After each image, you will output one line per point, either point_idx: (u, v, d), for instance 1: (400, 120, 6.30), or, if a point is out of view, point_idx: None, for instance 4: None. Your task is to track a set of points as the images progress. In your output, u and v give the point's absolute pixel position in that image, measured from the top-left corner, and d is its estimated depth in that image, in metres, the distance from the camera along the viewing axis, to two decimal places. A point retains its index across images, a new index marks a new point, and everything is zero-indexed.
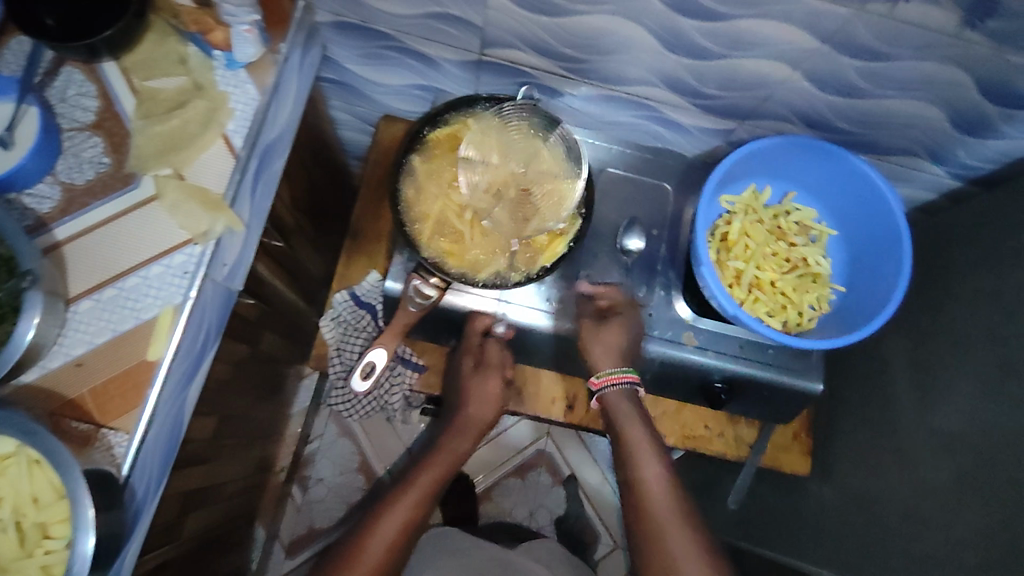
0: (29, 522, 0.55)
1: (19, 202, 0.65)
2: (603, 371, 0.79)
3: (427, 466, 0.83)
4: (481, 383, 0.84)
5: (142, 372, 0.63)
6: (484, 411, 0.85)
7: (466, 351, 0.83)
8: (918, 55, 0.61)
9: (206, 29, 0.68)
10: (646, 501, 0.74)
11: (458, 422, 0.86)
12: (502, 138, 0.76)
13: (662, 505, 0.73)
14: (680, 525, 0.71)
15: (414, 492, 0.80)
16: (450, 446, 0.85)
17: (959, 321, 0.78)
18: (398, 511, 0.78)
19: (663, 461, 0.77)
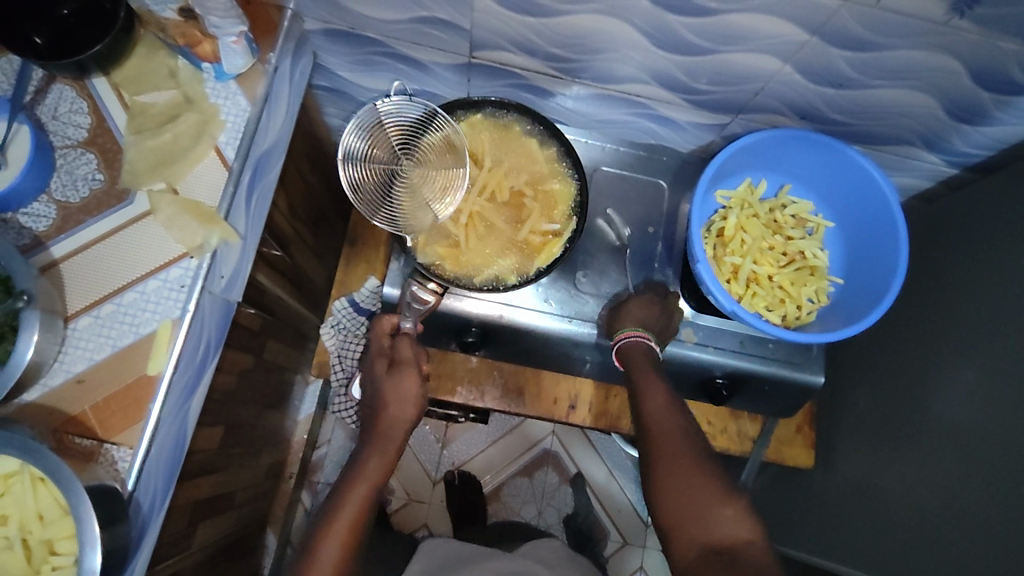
0: (35, 539, 0.56)
1: (15, 221, 0.65)
2: (624, 326, 0.76)
3: (355, 475, 0.67)
4: (395, 383, 0.73)
5: (143, 387, 0.63)
6: (406, 411, 0.72)
7: (376, 355, 0.76)
8: (908, 44, 0.60)
9: (193, 42, 0.67)
10: (657, 429, 0.66)
11: (376, 429, 0.71)
12: (377, 136, 0.75)
13: (675, 429, 0.65)
14: (691, 447, 0.63)
15: (350, 505, 0.65)
16: (374, 454, 0.69)
17: (959, 310, 0.77)
18: (336, 528, 0.63)
19: (669, 390, 0.69)
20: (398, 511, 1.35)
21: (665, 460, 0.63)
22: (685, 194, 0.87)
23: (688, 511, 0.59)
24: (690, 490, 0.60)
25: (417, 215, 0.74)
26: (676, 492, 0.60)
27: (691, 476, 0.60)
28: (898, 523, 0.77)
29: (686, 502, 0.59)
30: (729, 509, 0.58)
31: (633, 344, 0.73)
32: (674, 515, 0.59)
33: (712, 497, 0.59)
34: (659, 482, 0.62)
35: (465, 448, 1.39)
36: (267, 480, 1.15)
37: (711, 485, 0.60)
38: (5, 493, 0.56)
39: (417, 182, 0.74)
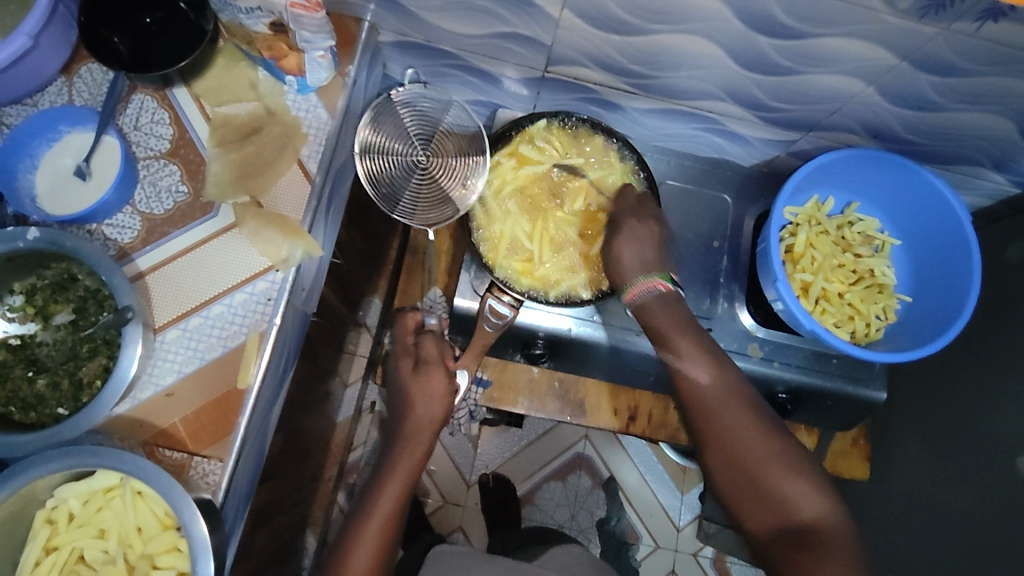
0: (137, 554, 0.56)
1: (100, 232, 0.65)
2: (633, 279, 0.71)
3: (388, 478, 0.71)
4: (423, 381, 0.74)
5: (232, 400, 0.64)
6: (433, 410, 0.74)
7: (401, 354, 0.78)
8: (1000, 71, 0.60)
9: (279, 55, 0.68)
10: (703, 397, 0.66)
11: (407, 429, 0.74)
12: (392, 126, 0.77)
13: (725, 400, 0.65)
14: (745, 420, 0.64)
15: (383, 505, 0.69)
16: (404, 455, 0.73)
17: (1020, 327, 0.78)
18: (369, 530, 0.67)
19: (707, 352, 0.67)
20: (433, 513, 1.33)
21: (723, 441, 0.64)
22: (749, 208, 0.87)
23: (756, 490, 0.63)
24: (755, 472, 0.63)
25: (432, 207, 0.78)
26: (741, 474, 0.63)
27: (752, 458, 0.63)
28: (963, 539, 0.79)
29: (753, 485, 0.63)
30: (795, 481, 0.61)
31: (654, 302, 0.69)
32: (742, 495, 0.63)
33: (776, 473, 0.62)
34: (721, 463, 0.65)
35: (497, 452, 1.37)
36: (310, 483, 1.14)
37: (774, 462, 0.62)
38: (105, 507, 0.57)
39: (433, 176, 0.78)
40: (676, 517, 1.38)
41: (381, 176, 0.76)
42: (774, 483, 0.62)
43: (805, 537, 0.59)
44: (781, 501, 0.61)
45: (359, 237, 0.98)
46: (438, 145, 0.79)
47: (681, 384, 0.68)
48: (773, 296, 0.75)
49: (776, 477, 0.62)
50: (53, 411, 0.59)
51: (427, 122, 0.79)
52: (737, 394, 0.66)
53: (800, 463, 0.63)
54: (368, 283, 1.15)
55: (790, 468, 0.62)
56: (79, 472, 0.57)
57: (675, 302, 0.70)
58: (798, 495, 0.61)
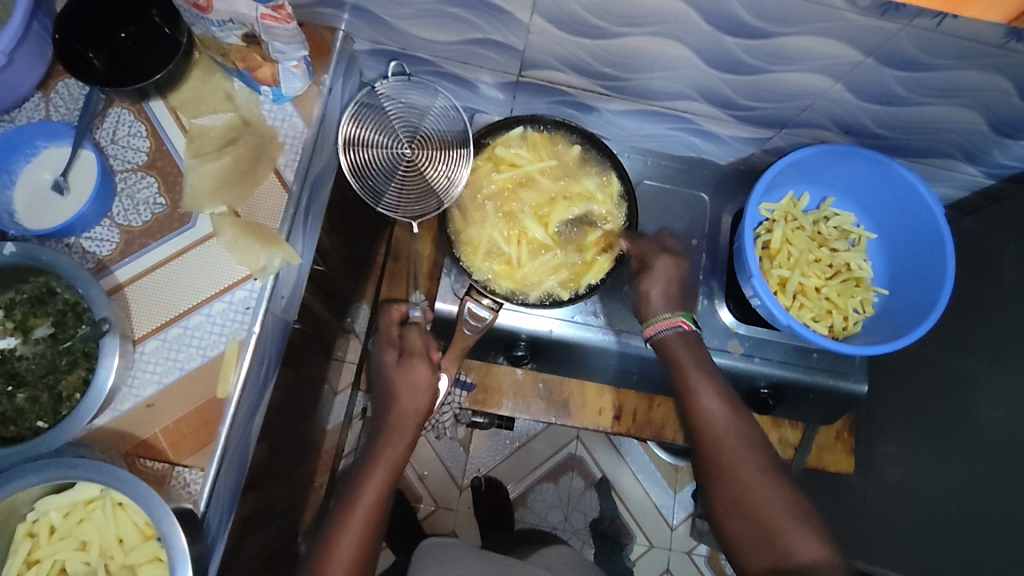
0: (118, 564, 0.57)
1: (79, 245, 0.65)
2: (655, 316, 0.74)
3: (372, 469, 0.71)
4: (407, 373, 0.75)
5: (212, 408, 0.64)
6: (418, 402, 0.75)
7: (386, 345, 0.78)
8: (963, 64, 0.61)
9: (253, 66, 0.67)
10: (714, 440, 0.68)
11: (391, 420, 0.74)
12: (380, 122, 0.81)
13: (734, 441, 0.67)
14: (755, 465, 0.66)
15: (368, 496, 0.69)
16: (389, 446, 0.73)
17: (997, 316, 0.79)
18: (353, 520, 0.68)
19: (724, 396, 0.69)
20: (425, 519, 1.33)
21: (733, 483, 0.65)
22: (727, 206, 0.88)
23: (762, 536, 0.62)
24: (762, 517, 0.63)
25: (418, 198, 0.81)
26: (749, 520, 0.64)
27: (761, 504, 0.63)
28: (946, 527, 0.79)
29: (759, 530, 0.63)
30: (798, 530, 0.62)
31: (674, 338, 0.72)
32: (748, 539, 0.63)
33: (780, 520, 0.62)
34: (727, 504, 0.65)
35: (490, 456, 1.37)
36: (300, 491, 1.14)
37: (779, 508, 0.63)
38: (86, 518, 0.57)
39: (418, 169, 0.81)
40: (670, 515, 1.38)
41: (366, 168, 0.80)
42: (780, 529, 0.62)
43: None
44: (783, 547, 0.61)
45: (343, 244, 0.99)
46: (423, 138, 0.82)
47: (694, 424, 0.69)
48: (751, 293, 0.75)
49: (781, 525, 0.62)
50: (32, 424, 0.59)
51: (412, 116, 0.82)
52: (749, 437, 0.68)
53: (804, 512, 0.63)
54: (355, 290, 1.15)
55: (794, 517, 0.63)
56: (59, 485, 0.57)
57: (692, 340, 0.72)
58: (801, 543, 0.61)
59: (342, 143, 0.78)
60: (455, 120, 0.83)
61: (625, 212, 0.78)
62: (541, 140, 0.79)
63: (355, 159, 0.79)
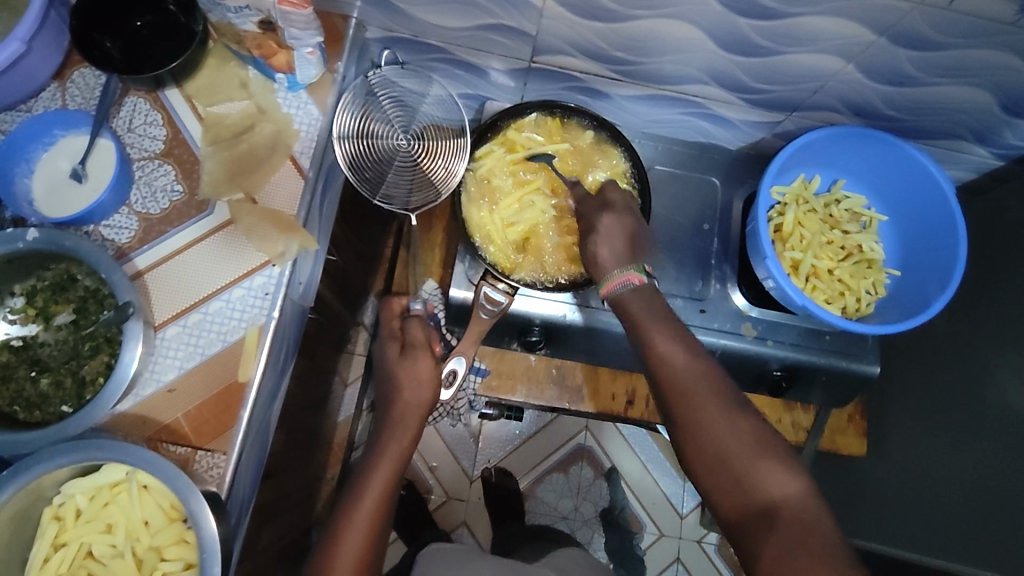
0: (145, 547, 0.57)
1: (98, 233, 0.66)
2: (609, 273, 0.69)
3: (377, 463, 0.71)
4: (410, 365, 0.76)
5: (233, 393, 0.64)
6: (421, 395, 0.75)
7: (388, 338, 0.80)
8: (975, 42, 0.61)
9: (268, 53, 0.68)
10: (670, 378, 0.62)
11: (394, 415, 0.75)
12: (375, 114, 0.80)
13: (689, 374, 0.61)
14: (721, 408, 0.60)
15: (373, 490, 0.69)
16: (395, 441, 0.73)
17: (1008, 296, 0.79)
18: (360, 516, 0.67)
19: (689, 347, 0.64)
20: (436, 510, 1.34)
21: (694, 428, 0.60)
22: (737, 191, 0.88)
23: (730, 465, 0.57)
24: (727, 455, 0.58)
25: (415, 190, 0.83)
26: (714, 461, 0.58)
27: (731, 450, 0.58)
28: (953, 508, 0.80)
29: (726, 472, 0.58)
30: (767, 465, 0.56)
31: (630, 297, 0.67)
32: (717, 479, 0.58)
33: (745, 456, 0.57)
34: (687, 436, 0.60)
35: (499, 447, 1.38)
36: (313, 482, 1.15)
37: (746, 444, 0.58)
38: (111, 502, 0.57)
39: (414, 160, 0.83)
40: (679, 504, 1.39)
41: (361, 161, 0.79)
42: (745, 467, 0.57)
43: (777, 518, 0.54)
44: (752, 488, 0.56)
45: (353, 235, 0.99)
46: (420, 131, 0.83)
47: (653, 369, 0.64)
48: (764, 274, 0.76)
49: (745, 465, 0.57)
50: (57, 409, 0.59)
51: (406, 110, 0.83)
52: (710, 375, 0.62)
53: (774, 447, 0.58)
54: (365, 281, 1.15)
55: (761, 450, 0.57)
56: (85, 468, 0.57)
57: (652, 293, 0.67)
58: (772, 478, 0.56)
59: (343, 138, 0.76)
60: (450, 113, 0.84)
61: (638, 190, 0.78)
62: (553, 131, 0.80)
63: (351, 151, 0.78)
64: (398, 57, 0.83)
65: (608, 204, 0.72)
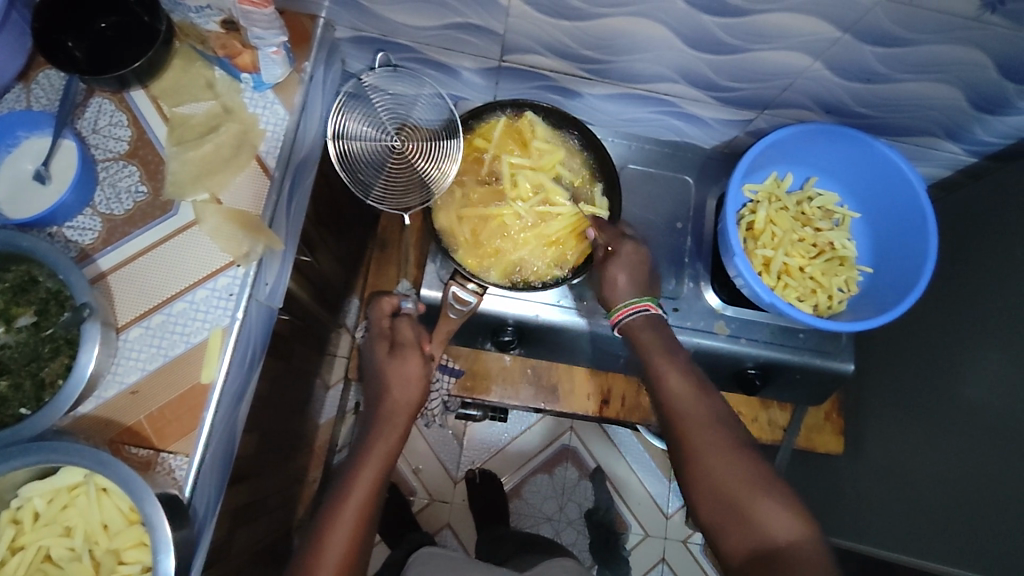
0: (103, 550, 0.56)
1: (61, 234, 0.66)
2: (620, 302, 0.72)
3: (364, 462, 0.71)
4: (399, 365, 0.75)
5: (197, 395, 0.64)
6: (410, 394, 0.74)
7: (377, 338, 0.78)
8: (939, 38, 0.61)
9: (233, 53, 0.68)
10: (676, 415, 0.65)
11: (382, 413, 0.74)
12: (366, 115, 0.81)
13: (693, 413, 0.64)
14: (722, 440, 0.62)
15: (359, 489, 0.68)
16: (381, 440, 0.72)
17: (981, 292, 0.79)
18: (346, 517, 0.67)
19: (690, 375, 0.67)
20: (420, 512, 1.33)
21: (699, 466, 0.62)
22: (711, 189, 0.88)
23: (730, 501, 0.59)
24: (731, 494, 0.60)
25: (408, 190, 0.81)
26: (719, 502, 0.60)
27: (731, 483, 0.60)
28: (928, 506, 0.80)
29: (728, 511, 0.59)
30: (768, 502, 0.58)
31: (640, 324, 0.71)
32: (721, 519, 0.60)
33: (749, 493, 0.59)
34: (691, 476, 0.62)
35: (483, 449, 1.37)
36: (294, 486, 1.14)
37: (746, 481, 0.60)
38: (69, 505, 0.57)
39: (407, 160, 0.81)
40: (664, 504, 1.38)
41: (355, 160, 0.80)
42: (749, 505, 0.58)
43: (780, 561, 0.55)
44: (756, 527, 0.57)
45: (331, 236, 0.98)
46: (412, 129, 0.82)
47: (659, 399, 0.67)
48: (734, 273, 0.75)
49: (748, 499, 0.59)
50: (15, 411, 0.59)
51: (400, 106, 0.82)
52: (714, 413, 0.64)
53: (775, 483, 0.60)
54: (346, 283, 1.15)
55: (765, 489, 0.59)
56: (43, 470, 0.57)
57: (656, 322, 0.71)
58: (773, 516, 0.57)
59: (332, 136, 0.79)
60: (441, 110, 0.82)
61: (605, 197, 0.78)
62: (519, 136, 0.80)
63: (343, 150, 0.79)
64: (392, 61, 0.82)
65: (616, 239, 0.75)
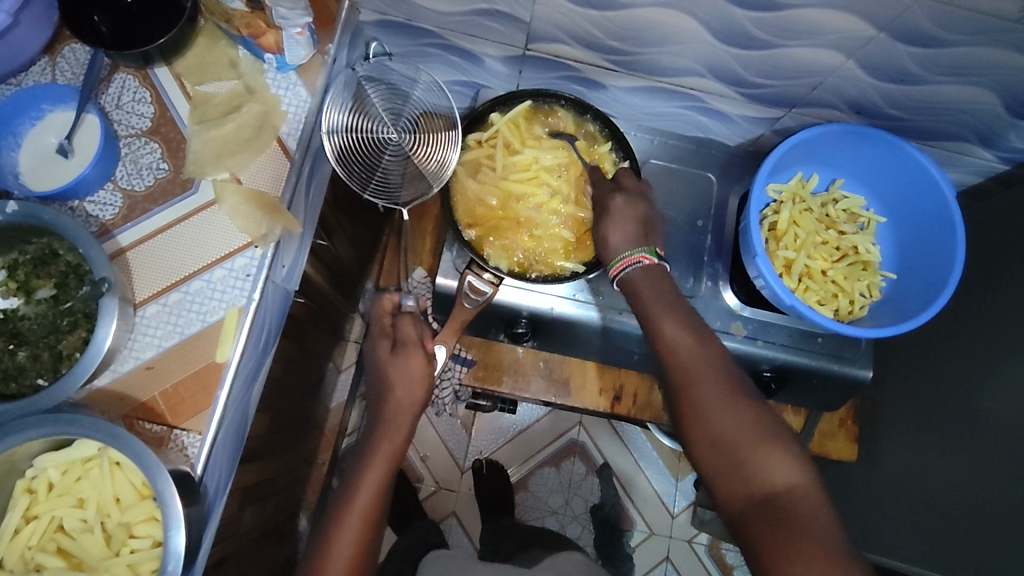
0: (114, 523, 0.57)
1: (82, 209, 0.66)
2: (616, 256, 0.69)
3: (371, 461, 0.70)
4: (403, 363, 0.74)
5: (210, 374, 0.64)
6: (413, 392, 0.73)
7: (379, 336, 0.77)
8: (976, 40, 0.59)
9: (257, 33, 0.68)
10: (680, 372, 0.63)
11: (386, 413, 0.73)
12: (371, 106, 0.79)
13: (698, 369, 0.62)
14: (722, 394, 0.61)
15: (368, 489, 0.69)
16: (387, 437, 0.72)
17: (1007, 303, 0.77)
18: (357, 515, 0.67)
19: (690, 323, 0.65)
20: (426, 499, 1.34)
21: (699, 411, 0.61)
22: (734, 187, 0.86)
23: (728, 458, 0.59)
24: (731, 442, 0.59)
25: (406, 183, 0.80)
26: (719, 450, 0.59)
27: (734, 436, 0.59)
28: (938, 519, 0.79)
29: (729, 461, 0.58)
30: (769, 453, 0.57)
31: (636, 276, 0.67)
32: (716, 462, 0.59)
33: (751, 444, 0.58)
34: (690, 420, 0.61)
35: (491, 439, 1.37)
36: (303, 468, 1.15)
37: (749, 432, 0.59)
38: (83, 478, 0.57)
39: (404, 153, 0.79)
40: (671, 503, 1.38)
41: (349, 155, 0.76)
42: (749, 455, 0.58)
43: (775, 506, 0.55)
44: (757, 475, 0.57)
45: (348, 221, 0.98)
46: (410, 121, 0.80)
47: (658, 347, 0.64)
48: (755, 273, 0.74)
49: (750, 451, 0.58)
50: (32, 382, 0.59)
51: (396, 99, 0.80)
52: (718, 365, 0.63)
53: (778, 436, 0.59)
54: (362, 269, 1.15)
55: (761, 438, 0.58)
56: (58, 442, 0.57)
57: (656, 276, 0.68)
58: (771, 467, 0.57)
59: (329, 128, 0.74)
60: (438, 100, 0.82)
61: (626, 165, 0.77)
62: (521, 122, 0.79)
63: (339, 143, 0.76)
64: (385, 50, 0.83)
65: (621, 187, 0.73)
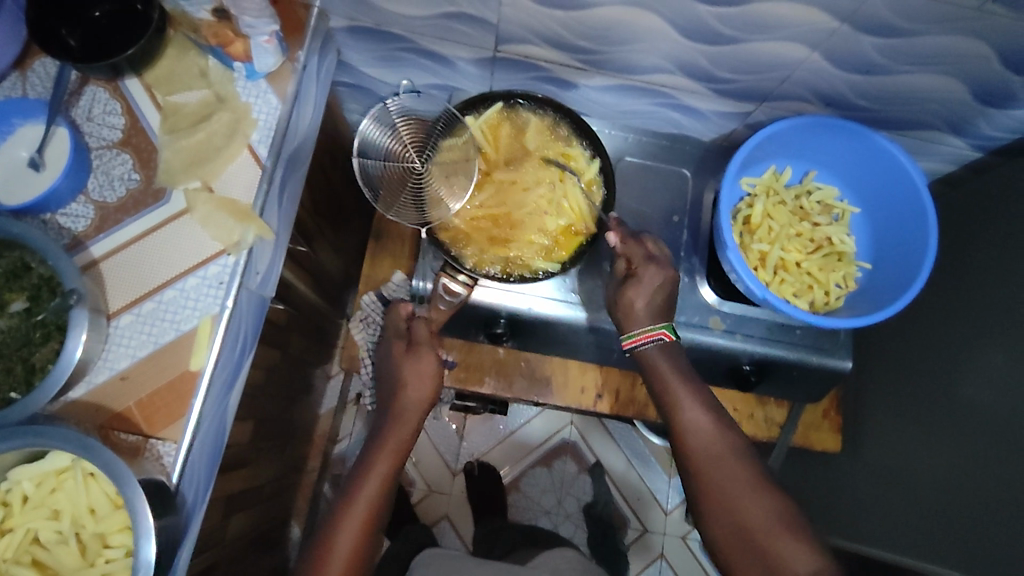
0: (89, 533, 0.57)
1: (55, 222, 0.66)
2: (637, 328, 0.72)
3: (375, 460, 0.71)
4: (415, 362, 0.74)
5: (185, 382, 0.64)
6: (422, 391, 0.74)
7: (393, 336, 0.78)
8: (939, 29, 0.60)
9: (225, 41, 0.69)
10: (701, 460, 0.68)
11: (394, 410, 0.74)
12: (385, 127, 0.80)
13: (717, 457, 0.67)
14: (741, 481, 0.65)
15: (369, 488, 0.69)
16: (392, 437, 0.72)
17: (982, 290, 0.78)
18: (354, 514, 0.67)
19: (710, 410, 0.71)
20: (418, 503, 1.33)
21: (720, 500, 0.65)
22: (709, 181, 0.87)
23: (749, 546, 0.62)
24: (751, 531, 0.62)
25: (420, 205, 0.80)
26: (741, 538, 0.63)
27: (753, 523, 0.63)
28: (921, 507, 0.79)
29: (749, 546, 0.62)
30: (787, 539, 0.61)
31: (656, 354, 0.72)
32: (739, 552, 0.63)
33: (769, 531, 0.62)
34: (713, 510, 0.65)
35: (482, 441, 1.37)
36: (292, 475, 1.15)
37: (767, 519, 0.62)
38: (58, 489, 0.57)
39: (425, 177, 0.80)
40: (664, 500, 1.37)
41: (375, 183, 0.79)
42: (767, 542, 0.61)
43: None
44: (777, 563, 0.60)
45: (328, 226, 0.98)
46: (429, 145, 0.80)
47: (679, 435, 0.70)
48: (728, 268, 0.74)
49: (769, 537, 0.61)
50: (5, 395, 0.60)
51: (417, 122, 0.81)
52: (736, 455, 0.68)
53: (793, 522, 0.62)
54: (346, 274, 1.15)
55: (780, 526, 0.62)
56: (32, 454, 0.57)
57: (673, 352, 0.73)
58: (793, 556, 0.60)
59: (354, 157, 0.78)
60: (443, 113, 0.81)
61: (597, 163, 0.77)
62: (493, 124, 0.79)
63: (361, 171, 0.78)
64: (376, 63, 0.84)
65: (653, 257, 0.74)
